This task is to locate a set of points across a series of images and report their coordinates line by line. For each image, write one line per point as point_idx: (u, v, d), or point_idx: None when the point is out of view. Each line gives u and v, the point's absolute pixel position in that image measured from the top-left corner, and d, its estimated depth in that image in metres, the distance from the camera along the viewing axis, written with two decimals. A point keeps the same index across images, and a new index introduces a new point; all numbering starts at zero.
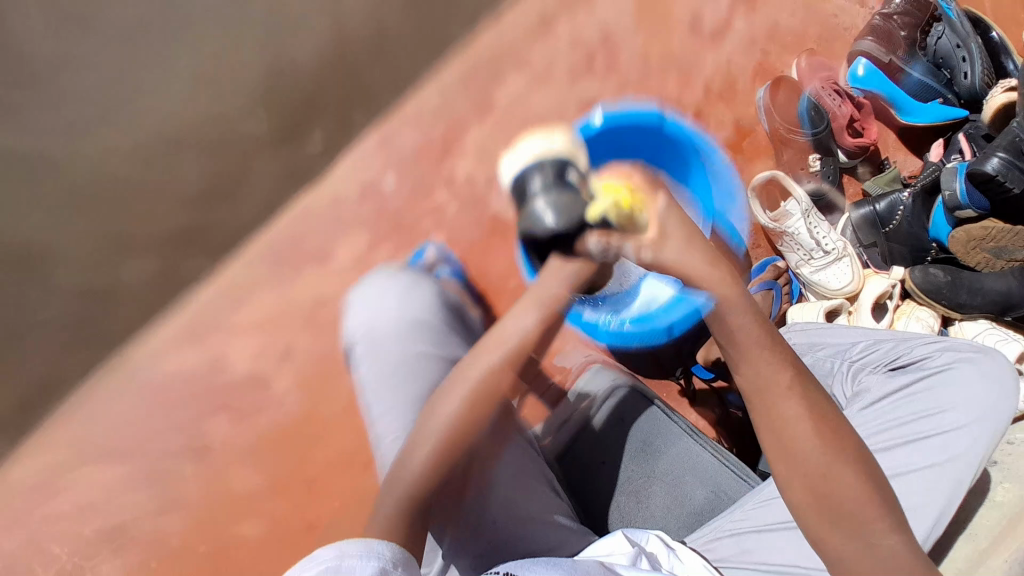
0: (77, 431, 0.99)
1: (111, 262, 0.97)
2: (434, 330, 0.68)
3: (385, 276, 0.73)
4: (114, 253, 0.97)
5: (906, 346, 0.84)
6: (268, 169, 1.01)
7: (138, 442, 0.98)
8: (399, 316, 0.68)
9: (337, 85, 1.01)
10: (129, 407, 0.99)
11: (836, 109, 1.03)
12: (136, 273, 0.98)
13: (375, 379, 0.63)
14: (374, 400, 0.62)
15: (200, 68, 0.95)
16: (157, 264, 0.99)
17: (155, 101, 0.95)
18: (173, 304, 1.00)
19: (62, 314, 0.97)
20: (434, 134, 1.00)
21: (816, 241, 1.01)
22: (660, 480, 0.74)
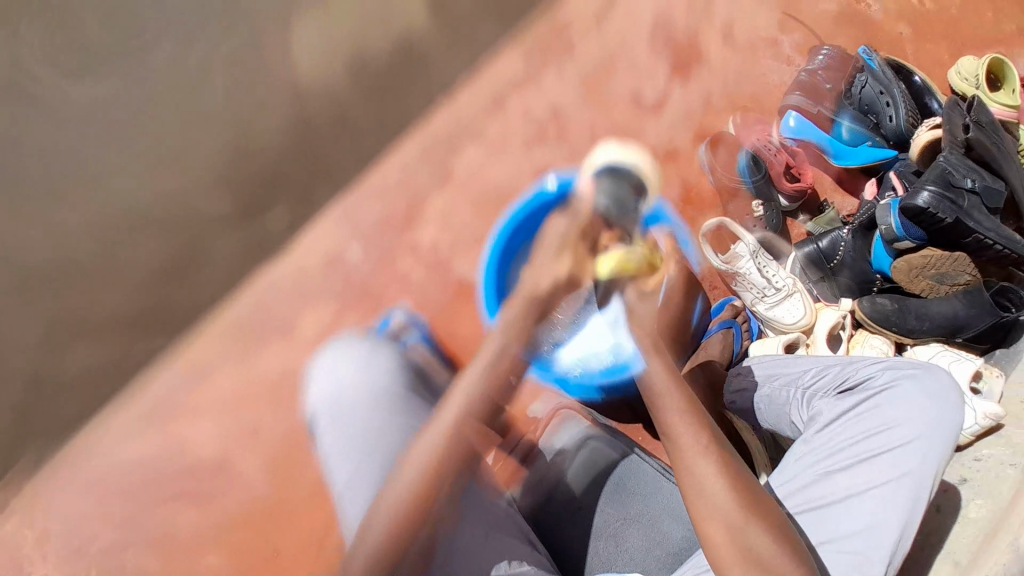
0: (51, 514, 1.02)
1: (67, 347, 1.03)
2: (396, 399, 0.73)
3: (350, 349, 0.80)
4: (71, 338, 1.03)
5: (850, 367, 0.78)
6: (231, 246, 1.06)
7: (103, 531, 1.01)
8: (362, 388, 0.73)
9: (299, 164, 1.07)
10: (92, 497, 1.02)
11: (773, 158, 1.15)
12: (89, 358, 1.04)
13: (338, 450, 0.69)
14: (337, 469, 0.68)
15: (170, 158, 1.06)
16: (116, 348, 1.05)
17: (125, 189, 1.05)
18: (130, 386, 1.04)
19: (13, 399, 1.02)
20: (397, 206, 1.08)
21: (767, 279, 1.06)
22: (637, 523, 0.77)
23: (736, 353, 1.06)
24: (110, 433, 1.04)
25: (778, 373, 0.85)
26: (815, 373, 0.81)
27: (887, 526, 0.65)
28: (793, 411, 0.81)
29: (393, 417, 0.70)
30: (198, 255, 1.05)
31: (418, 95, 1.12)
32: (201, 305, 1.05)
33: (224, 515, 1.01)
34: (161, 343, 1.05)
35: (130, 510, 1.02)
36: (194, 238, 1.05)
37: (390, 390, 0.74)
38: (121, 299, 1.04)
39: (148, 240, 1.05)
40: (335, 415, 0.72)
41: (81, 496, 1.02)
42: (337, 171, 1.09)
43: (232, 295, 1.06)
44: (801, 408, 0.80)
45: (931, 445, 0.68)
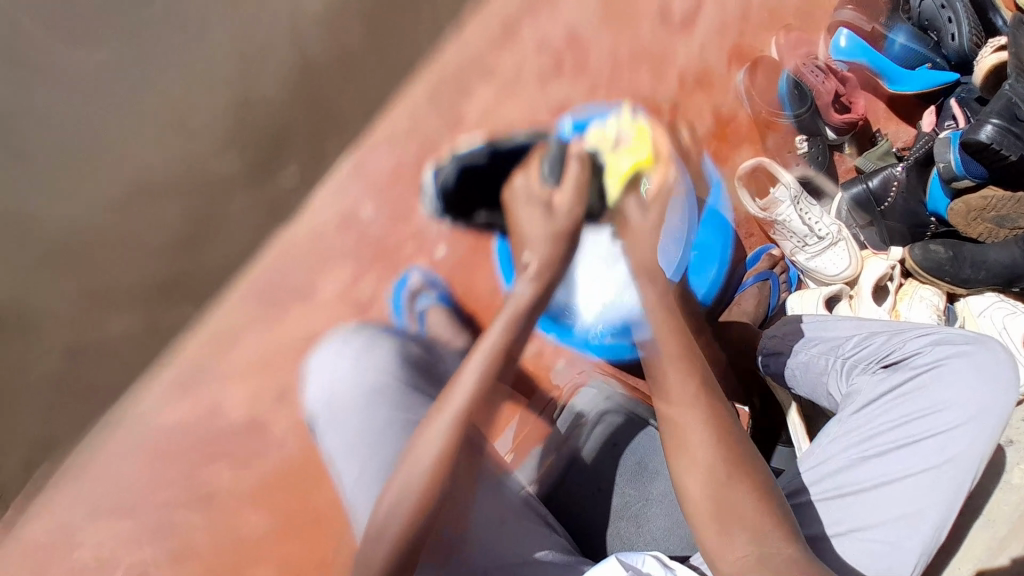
0: (91, 480, 1.03)
1: (92, 318, 0.94)
2: (391, 394, 0.74)
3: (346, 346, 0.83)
4: (95, 310, 0.94)
5: (898, 339, 0.74)
6: (245, 207, 0.99)
7: (147, 490, 1.05)
8: (357, 390, 0.75)
9: (305, 114, 1.00)
10: (134, 458, 1.04)
11: (819, 86, 1.05)
12: (117, 328, 0.96)
13: (342, 449, 0.71)
14: (344, 466, 0.69)
15: (163, 113, 0.92)
16: (138, 321, 0.97)
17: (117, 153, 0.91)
18: (156, 356, 1.00)
19: (47, 373, 0.94)
20: (408, 156, 1.05)
21: (809, 227, 0.98)
22: (659, 503, 0.74)
23: (773, 309, 1.03)
24: (140, 407, 1.02)
25: (818, 336, 0.81)
26: (858, 342, 0.76)
27: (924, 516, 0.63)
28: (829, 381, 0.78)
29: (391, 411, 0.71)
30: (209, 220, 0.97)
31: (425, 30, 1.05)
32: (218, 272, 1.00)
33: (264, 476, 1.07)
34: (185, 316, 1.00)
35: (171, 474, 1.05)
36: (203, 204, 0.97)
37: (385, 387, 0.75)
38: (134, 270, 0.95)
39: (162, 208, 0.94)
40: (333, 419, 0.74)
41: (122, 465, 1.04)
42: (348, 124, 1.03)
43: (249, 260, 1.01)
44: (840, 379, 0.77)
45: (980, 432, 0.65)
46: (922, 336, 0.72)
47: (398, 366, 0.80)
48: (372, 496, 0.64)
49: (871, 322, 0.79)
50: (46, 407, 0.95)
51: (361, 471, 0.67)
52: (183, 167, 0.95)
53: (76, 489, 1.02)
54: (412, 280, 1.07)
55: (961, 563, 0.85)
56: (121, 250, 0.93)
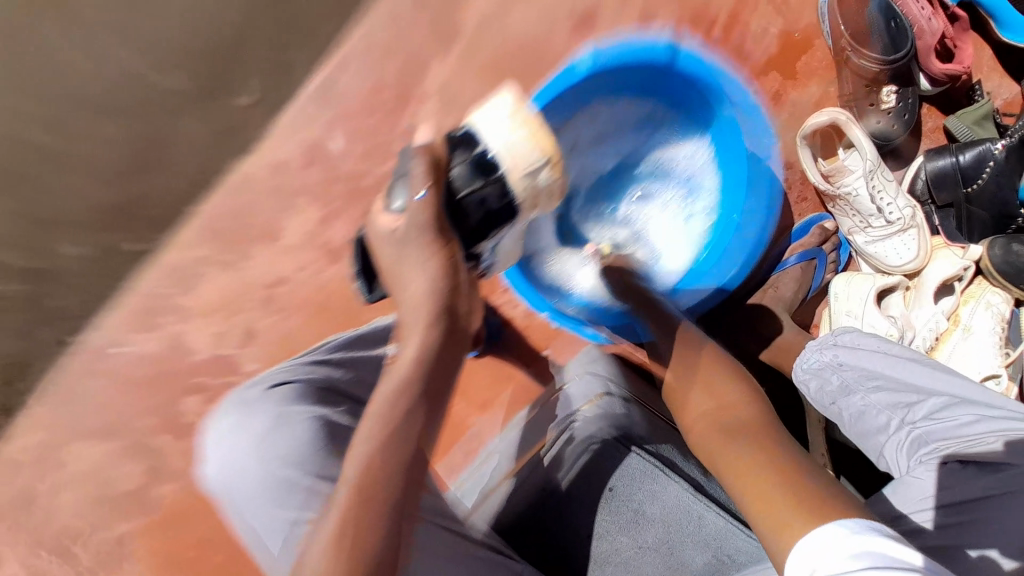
0: (60, 405, 0.99)
1: (42, 240, 0.94)
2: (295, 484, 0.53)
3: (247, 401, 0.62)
4: (42, 232, 0.93)
5: (984, 424, 0.59)
6: (197, 125, 0.90)
7: (108, 422, 0.97)
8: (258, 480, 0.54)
9: (269, 18, 0.87)
10: (97, 389, 0.98)
11: (925, 23, 0.81)
12: (70, 249, 0.94)
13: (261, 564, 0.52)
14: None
15: (117, 20, 0.87)
16: (96, 245, 0.95)
17: (76, 66, 0.89)
18: (118, 285, 0.96)
19: (11, 290, 0.95)
20: (388, 76, 0.86)
21: (877, 207, 0.83)
22: (654, 552, 0.67)
23: (813, 291, 0.90)
24: (106, 332, 0.98)
25: (886, 385, 0.68)
26: (935, 414, 0.63)
27: None
28: (887, 447, 0.66)
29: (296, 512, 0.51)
30: (159, 146, 0.90)
31: None
32: (178, 195, 0.92)
33: None
34: (142, 242, 0.94)
35: (137, 408, 0.96)
36: (152, 117, 0.90)
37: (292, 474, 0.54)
38: (90, 185, 0.92)
39: (103, 126, 0.90)
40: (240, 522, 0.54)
41: (91, 392, 0.98)
42: (317, 32, 0.87)
43: (208, 187, 0.91)
44: (902, 452, 0.64)
45: None
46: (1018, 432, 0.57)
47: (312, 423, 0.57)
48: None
49: (960, 387, 0.64)
50: (27, 320, 0.97)
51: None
52: (122, 77, 0.89)
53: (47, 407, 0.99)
54: None
55: None
56: (74, 170, 0.92)
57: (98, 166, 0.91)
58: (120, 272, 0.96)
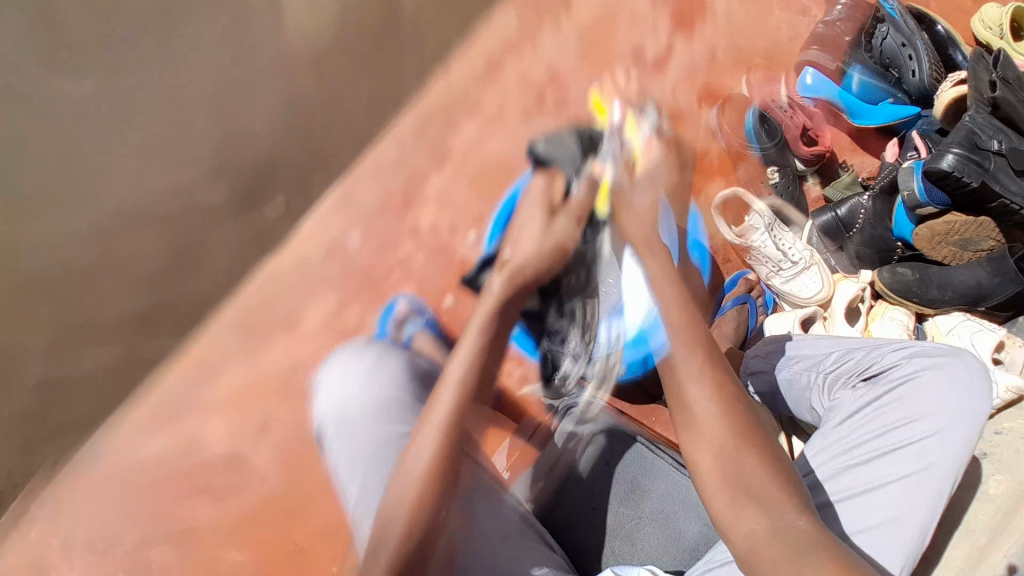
0: (61, 517, 0.97)
1: (71, 350, 0.92)
2: (393, 408, 0.71)
3: (348, 366, 0.80)
4: (76, 341, 0.92)
5: (875, 353, 0.77)
6: (227, 237, 1.00)
7: (115, 529, 0.97)
8: (363, 399, 0.74)
9: (291, 149, 1.01)
10: (103, 496, 0.98)
11: (789, 121, 1.10)
12: (97, 360, 0.94)
13: (344, 464, 0.69)
14: (349, 479, 0.68)
15: (156, 142, 0.94)
16: (119, 350, 0.95)
17: (116, 183, 0.92)
18: (137, 388, 0.98)
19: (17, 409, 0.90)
20: (395, 186, 1.05)
21: (783, 252, 1.01)
22: (652, 521, 0.77)
23: (752, 329, 1.05)
24: (112, 440, 0.98)
25: (799, 356, 0.84)
26: (839, 358, 0.79)
27: (912, 520, 0.64)
28: (811, 399, 0.81)
29: (393, 426, 0.69)
30: (193, 253, 0.98)
31: (413, 67, 1.07)
32: (204, 301, 0.99)
33: (244, 508, 0.98)
34: (163, 346, 0.98)
35: (152, 508, 0.98)
36: (188, 231, 0.97)
37: (391, 409, 0.71)
38: (121, 297, 0.93)
39: (140, 237, 0.94)
40: (340, 434, 0.72)
41: (101, 501, 0.98)
42: (334, 156, 1.04)
43: (234, 288, 1.01)
44: (822, 395, 0.79)
45: (958, 435, 0.67)
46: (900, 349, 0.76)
47: (407, 380, 0.77)
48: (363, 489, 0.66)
49: (849, 341, 0.82)
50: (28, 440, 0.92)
51: (363, 485, 0.66)
52: (160, 194, 0.95)
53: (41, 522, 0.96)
54: (399, 307, 1.00)
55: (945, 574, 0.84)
56: (107, 278, 0.93)
57: (136, 269, 0.94)
58: (139, 378, 0.98)
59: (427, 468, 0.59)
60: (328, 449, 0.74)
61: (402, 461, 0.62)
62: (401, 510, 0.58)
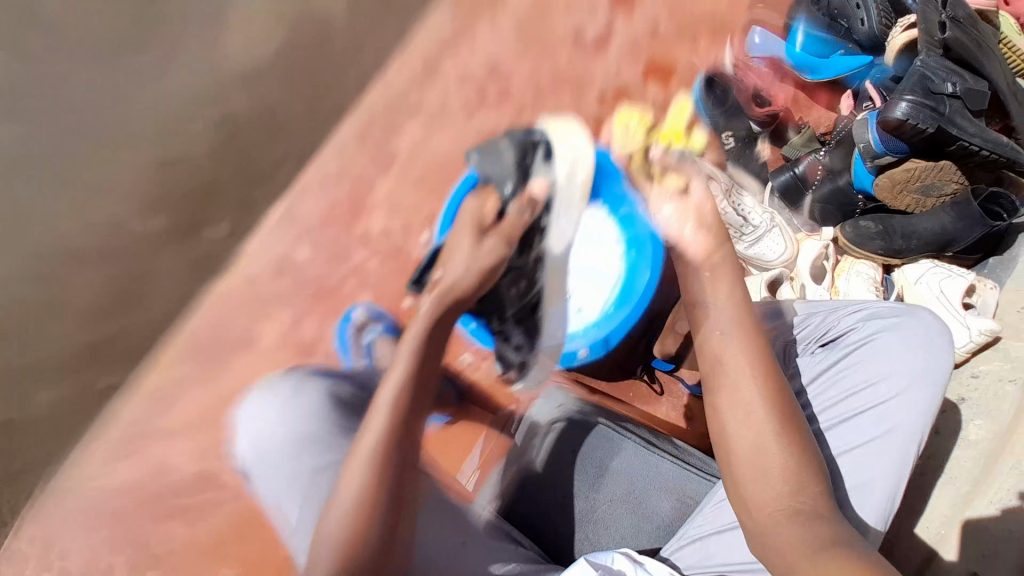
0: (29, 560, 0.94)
1: (18, 394, 0.91)
2: (321, 437, 0.71)
3: (267, 399, 0.79)
4: (21, 383, 0.91)
5: (832, 317, 0.76)
6: (173, 264, 0.98)
7: (88, 566, 0.95)
8: (280, 428, 0.73)
9: (233, 171, 0.99)
10: (70, 535, 0.96)
11: (739, 84, 1.10)
12: (45, 400, 0.93)
13: (280, 499, 0.67)
14: (287, 511, 0.66)
15: (85, 177, 0.93)
16: (68, 388, 0.94)
17: (40, 220, 0.91)
18: (94, 422, 0.96)
19: None
20: (342, 196, 1.02)
21: (743, 218, 0.99)
22: (623, 503, 0.76)
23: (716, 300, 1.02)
24: (81, 474, 0.96)
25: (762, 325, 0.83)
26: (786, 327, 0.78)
27: (876, 488, 0.64)
28: None
29: (324, 455, 0.68)
30: (139, 281, 0.96)
31: (348, 76, 1.05)
32: (150, 330, 0.98)
33: (222, 529, 0.97)
34: (117, 376, 0.97)
35: (125, 540, 0.96)
36: (129, 262, 0.95)
37: (318, 437, 0.71)
38: (68, 333, 0.92)
39: (82, 276, 0.93)
40: (268, 469, 0.70)
41: (66, 538, 0.95)
42: (279, 170, 1.02)
43: (185, 313, 0.99)
44: None
45: (918, 395, 0.66)
46: (857, 311, 0.75)
47: (330, 404, 0.77)
48: (304, 520, 0.63)
49: (811, 305, 0.81)
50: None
51: (301, 518, 0.63)
52: (101, 229, 0.94)
53: (17, 564, 0.95)
54: (357, 314, 1.00)
55: (932, 521, 0.86)
56: (52, 318, 0.92)
57: (76, 308, 0.93)
58: (93, 412, 0.96)
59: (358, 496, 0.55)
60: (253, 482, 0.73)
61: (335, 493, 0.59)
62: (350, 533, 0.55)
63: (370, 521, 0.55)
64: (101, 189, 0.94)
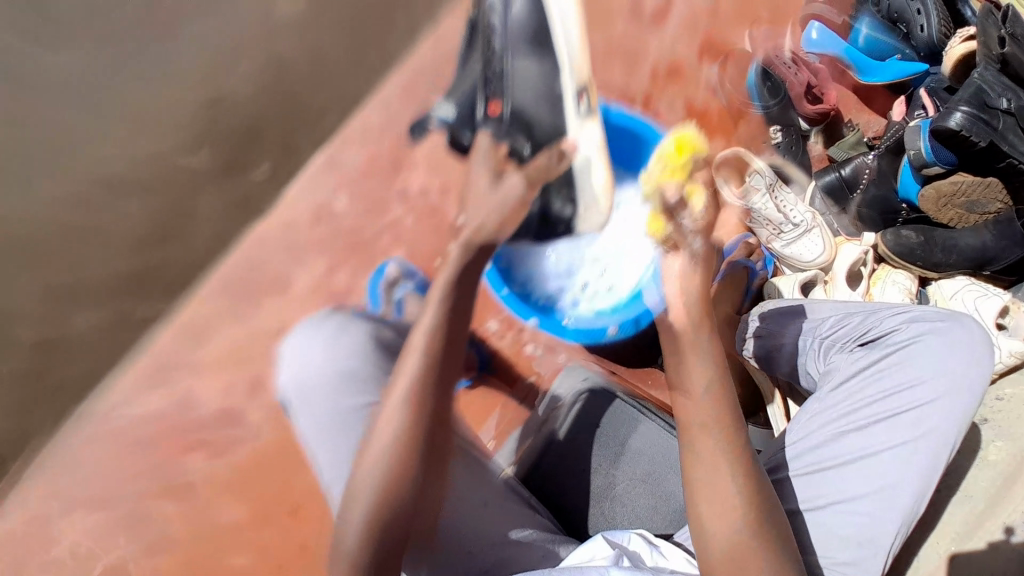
0: (51, 478, 0.95)
1: (59, 313, 0.92)
2: (360, 373, 0.70)
3: (312, 330, 0.80)
4: (63, 304, 0.92)
5: (872, 317, 0.76)
6: (214, 202, 0.98)
7: (107, 491, 0.97)
8: (329, 377, 0.71)
9: (278, 111, 0.98)
10: (93, 457, 0.97)
11: (792, 78, 1.07)
12: (86, 321, 0.93)
13: (315, 434, 0.69)
14: (321, 451, 0.68)
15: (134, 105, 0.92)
16: (109, 313, 0.94)
17: (99, 147, 0.91)
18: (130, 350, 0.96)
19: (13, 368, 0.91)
20: (383, 148, 1.03)
21: (785, 215, 0.99)
22: (642, 483, 0.76)
23: (748, 296, 1.03)
24: (115, 396, 0.97)
25: (798, 319, 0.82)
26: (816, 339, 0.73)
27: (906, 489, 0.64)
28: (807, 362, 0.80)
29: (357, 397, 0.68)
30: (180, 217, 0.96)
31: (399, 25, 1.03)
32: (191, 266, 0.98)
33: (235, 467, 0.98)
34: (155, 308, 0.97)
35: (147, 468, 0.98)
36: (173, 197, 0.95)
37: (357, 373, 0.70)
38: (110, 260, 0.93)
39: (127, 203, 0.94)
40: (304, 404, 0.71)
41: (91, 457, 0.97)
42: (324, 118, 1.01)
43: (223, 252, 0.99)
44: (818, 358, 0.79)
45: (956, 404, 0.66)
46: (900, 313, 0.74)
47: (370, 340, 0.75)
48: (341, 459, 0.66)
49: (850, 304, 0.81)
50: (22, 402, 0.92)
51: (336, 457, 0.66)
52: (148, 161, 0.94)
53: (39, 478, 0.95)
54: (389, 270, 1.01)
55: (943, 536, 0.82)
56: (96, 245, 0.93)
57: (120, 238, 0.93)
58: (133, 338, 0.96)
59: (394, 442, 0.57)
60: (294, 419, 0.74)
61: (368, 438, 0.60)
62: (380, 481, 0.56)
63: (403, 474, 0.57)
64: (145, 118, 0.93)
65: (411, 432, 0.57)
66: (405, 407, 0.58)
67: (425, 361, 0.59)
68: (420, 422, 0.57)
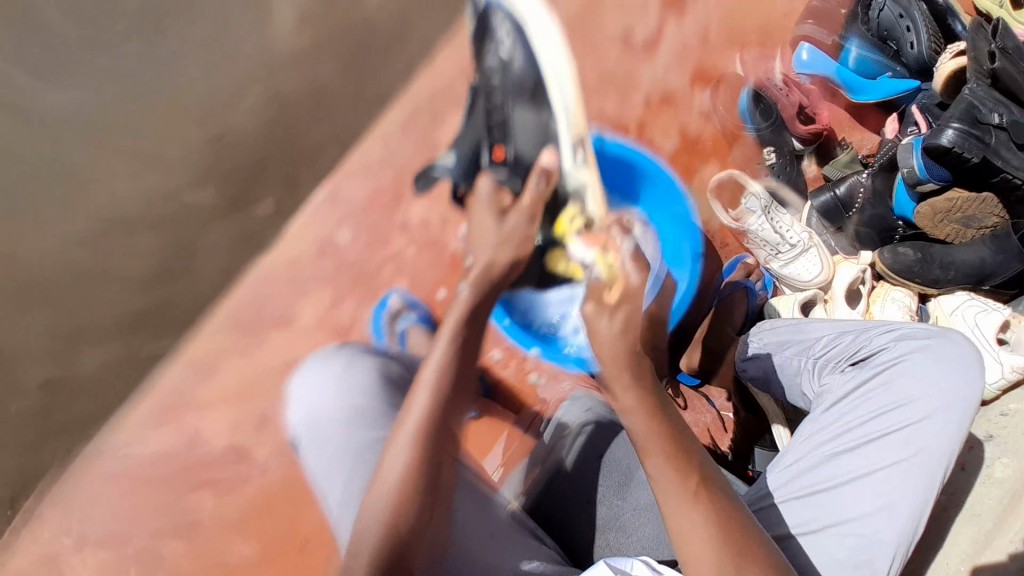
0: (64, 516, 0.96)
1: (68, 354, 0.92)
2: (372, 411, 0.73)
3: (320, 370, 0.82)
4: (72, 345, 0.92)
5: (864, 336, 0.76)
6: (220, 238, 0.99)
7: (120, 528, 0.98)
8: (340, 413, 0.73)
9: (278, 148, 1.00)
10: (104, 496, 0.97)
11: (785, 100, 1.11)
12: (93, 360, 0.94)
13: (323, 469, 0.70)
14: (328, 487, 0.68)
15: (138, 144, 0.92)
16: (118, 352, 0.95)
17: (101, 186, 0.91)
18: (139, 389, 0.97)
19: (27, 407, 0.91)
20: (384, 182, 1.05)
21: (781, 236, 1.00)
22: (648, 511, 0.75)
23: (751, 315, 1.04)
24: (125, 435, 0.97)
25: (790, 340, 0.83)
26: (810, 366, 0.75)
27: (900, 509, 0.63)
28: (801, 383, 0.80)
29: (371, 431, 0.70)
30: (186, 253, 0.97)
31: (395, 64, 1.05)
32: (198, 302, 0.98)
33: (246, 503, 1.02)
34: (165, 343, 0.97)
35: (158, 504, 0.99)
36: (183, 235, 0.96)
37: (369, 411, 0.72)
38: (118, 300, 0.94)
39: (134, 240, 0.93)
40: (315, 439, 0.73)
41: (102, 495, 0.97)
42: (323, 155, 1.02)
43: (228, 289, 0.99)
44: (812, 379, 0.79)
45: (947, 420, 0.66)
46: (890, 331, 0.75)
47: (379, 378, 0.78)
48: (348, 492, 0.66)
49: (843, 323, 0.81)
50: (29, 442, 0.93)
51: (344, 490, 0.66)
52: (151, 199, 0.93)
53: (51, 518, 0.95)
54: (391, 301, 1.07)
55: (950, 556, 0.83)
56: (105, 285, 0.93)
57: (129, 277, 0.93)
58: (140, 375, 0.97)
59: (400, 479, 0.58)
60: (303, 458, 0.74)
61: (376, 473, 0.61)
62: (383, 519, 0.57)
63: (408, 509, 0.58)
64: (151, 160, 0.93)
65: (417, 470, 0.59)
66: (413, 443, 0.59)
67: (432, 403, 0.61)
68: (428, 457, 0.59)
